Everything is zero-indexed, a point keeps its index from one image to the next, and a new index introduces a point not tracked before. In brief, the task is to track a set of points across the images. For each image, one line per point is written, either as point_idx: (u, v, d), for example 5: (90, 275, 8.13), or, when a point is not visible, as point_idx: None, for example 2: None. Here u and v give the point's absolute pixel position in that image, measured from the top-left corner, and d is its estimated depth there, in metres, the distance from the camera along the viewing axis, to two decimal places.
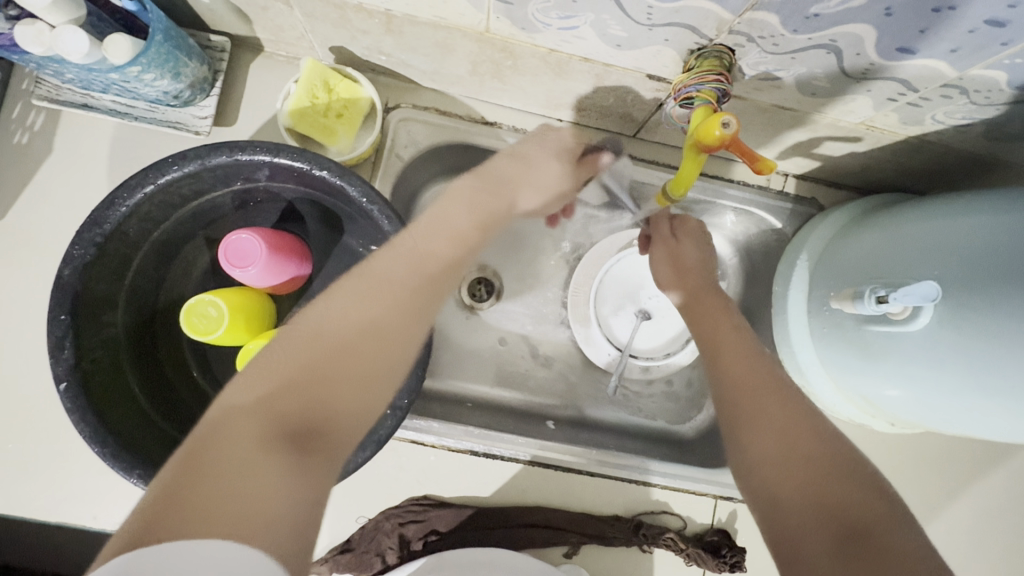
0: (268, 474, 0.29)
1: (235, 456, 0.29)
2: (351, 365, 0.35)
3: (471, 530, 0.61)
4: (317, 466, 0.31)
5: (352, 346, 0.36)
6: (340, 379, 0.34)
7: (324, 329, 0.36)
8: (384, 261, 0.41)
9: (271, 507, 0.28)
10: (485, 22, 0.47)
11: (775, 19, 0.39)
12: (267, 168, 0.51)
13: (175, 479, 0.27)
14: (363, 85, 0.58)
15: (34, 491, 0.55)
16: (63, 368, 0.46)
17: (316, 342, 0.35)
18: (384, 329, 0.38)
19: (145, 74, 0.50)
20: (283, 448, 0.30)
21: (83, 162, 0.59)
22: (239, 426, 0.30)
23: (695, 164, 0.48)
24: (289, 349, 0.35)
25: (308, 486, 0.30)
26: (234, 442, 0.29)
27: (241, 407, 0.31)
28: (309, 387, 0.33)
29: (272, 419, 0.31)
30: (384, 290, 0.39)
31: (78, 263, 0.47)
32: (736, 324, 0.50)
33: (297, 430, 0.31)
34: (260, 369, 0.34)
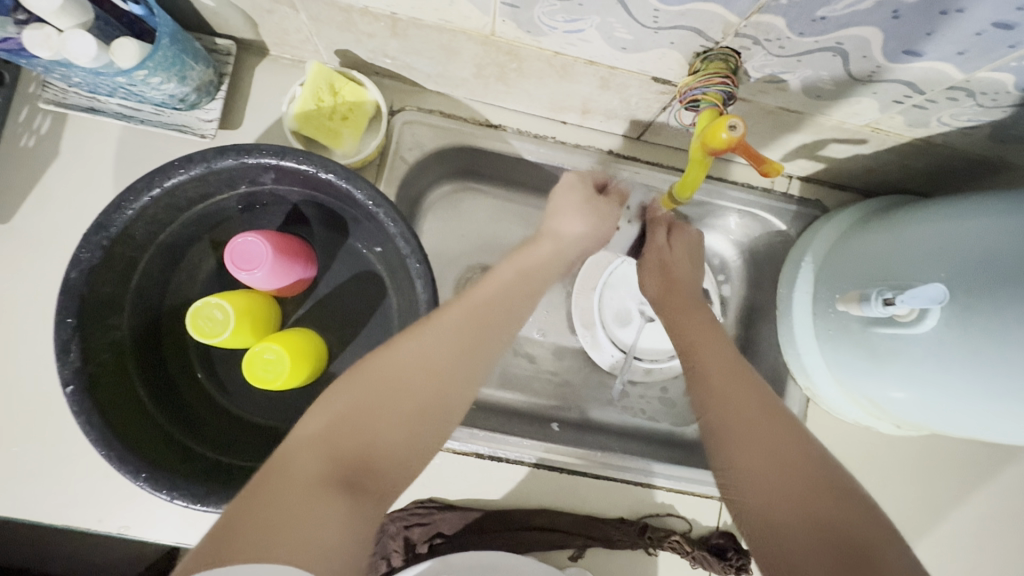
0: (324, 511, 0.32)
1: (296, 492, 0.33)
2: (401, 412, 0.38)
3: (476, 532, 0.61)
4: (364, 508, 0.34)
5: (405, 393, 0.39)
6: (391, 427, 0.38)
7: (378, 376, 0.39)
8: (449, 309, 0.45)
9: (324, 542, 0.31)
10: (490, 25, 0.47)
11: (781, 22, 0.39)
12: (272, 171, 0.51)
13: (245, 506, 0.32)
14: (368, 88, 0.58)
15: (40, 494, 0.55)
16: (69, 371, 0.46)
17: (372, 388, 0.39)
18: (437, 380, 0.40)
19: (152, 77, 0.50)
20: (337, 488, 0.34)
21: (89, 165, 0.59)
22: (300, 464, 0.34)
23: (701, 167, 0.48)
24: (347, 392, 0.38)
25: (356, 525, 0.33)
26: (295, 476, 0.33)
27: (303, 447, 0.35)
28: (363, 431, 0.37)
29: (328, 455, 0.35)
30: (438, 342, 0.42)
31: (84, 267, 0.47)
32: (723, 341, 0.53)
33: (349, 470, 0.35)
34: (321, 411, 0.38)
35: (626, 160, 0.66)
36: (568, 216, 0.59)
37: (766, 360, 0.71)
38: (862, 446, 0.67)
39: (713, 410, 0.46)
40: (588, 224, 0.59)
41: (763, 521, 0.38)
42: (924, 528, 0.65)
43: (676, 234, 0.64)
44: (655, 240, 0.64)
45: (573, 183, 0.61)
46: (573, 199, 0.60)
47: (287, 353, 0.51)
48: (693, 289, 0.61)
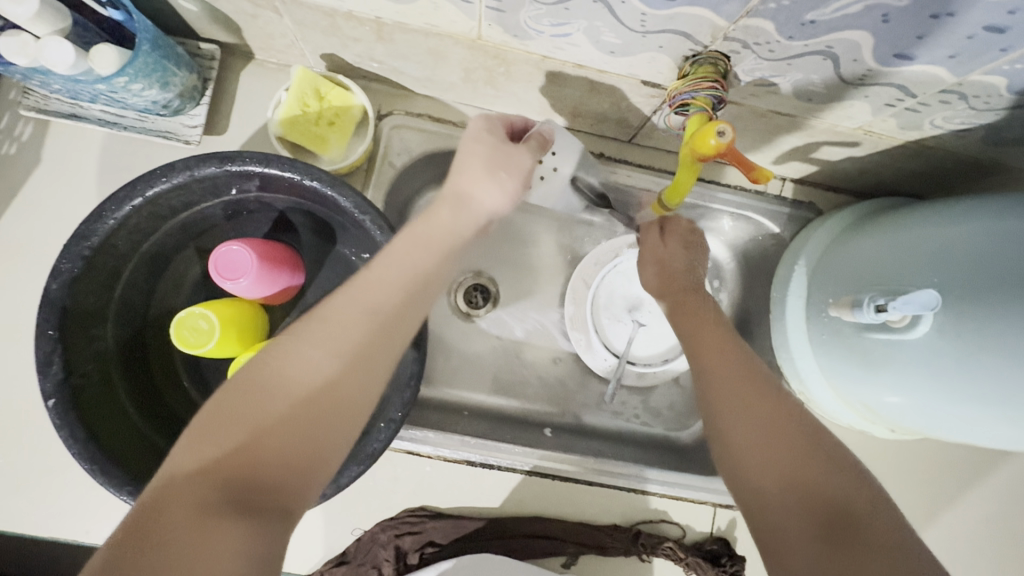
0: (214, 541, 0.30)
1: (172, 528, 0.30)
2: (294, 426, 0.35)
3: (469, 541, 0.60)
4: (258, 531, 0.32)
5: (291, 406, 0.36)
6: (284, 443, 0.35)
7: (261, 392, 0.36)
8: (341, 301, 0.40)
9: (217, 574, 0.29)
10: (476, 29, 0.47)
11: (770, 26, 0.39)
12: (257, 178, 0.50)
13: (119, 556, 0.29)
14: (354, 93, 0.57)
15: (24, 506, 0.55)
16: (51, 385, 0.45)
17: (247, 408, 0.35)
18: (329, 383, 0.37)
19: (133, 84, 0.49)
20: (220, 516, 0.31)
21: (72, 173, 0.59)
22: (178, 499, 0.31)
23: (690, 172, 0.47)
24: (227, 415, 0.35)
25: (251, 550, 0.31)
26: (171, 516, 0.31)
27: (179, 481, 0.32)
28: (248, 454, 0.34)
29: (209, 485, 0.32)
30: (327, 343, 0.38)
31: (66, 278, 0.46)
32: (717, 317, 0.51)
33: (236, 497, 0.32)
34: (198, 440, 0.34)
35: (617, 164, 0.66)
36: (478, 175, 0.49)
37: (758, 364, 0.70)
38: (857, 449, 0.67)
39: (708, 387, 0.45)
40: (498, 182, 0.49)
41: (754, 494, 0.39)
42: (918, 531, 0.65)
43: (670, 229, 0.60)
44: (649, 238, 0.60)
45: (479, 132, 0.50)
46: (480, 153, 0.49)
47: None
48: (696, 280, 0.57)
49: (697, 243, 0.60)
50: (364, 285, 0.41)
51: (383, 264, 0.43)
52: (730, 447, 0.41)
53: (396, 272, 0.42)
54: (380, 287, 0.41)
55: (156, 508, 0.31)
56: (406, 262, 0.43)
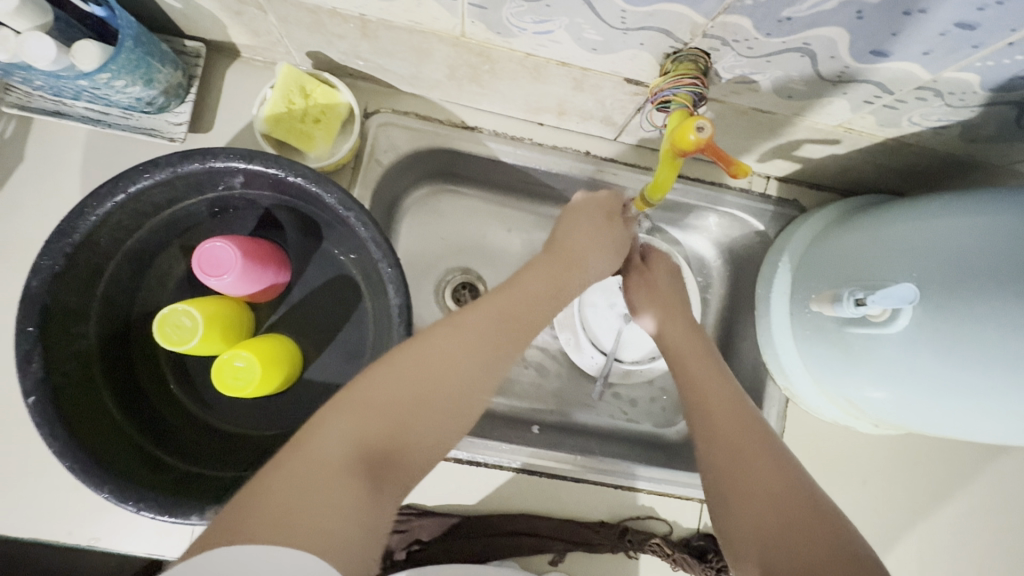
0: (353, 497, 0.32)
1: (321, 473, 0.32)
2: (436, 411, 0.38)
3: (455, 539, 0.60)
4: (386, 496, 0.34)
5: (439, 389, 0.39)
6: (425, 422, 0.38)
7: (414, 366, 0.39)
8: (490, 306, 0.44)
9: (339, 532, 0.31)
10: (460, 26, 0.47)
11: (747, 23, 0.39)
12: (241, 175, 0.50)
13: (267, 488, 0.31)
14: (340, 91, 0.57)
15: (6, 508, 0.54)
16: (30, 382, 0.45)
17: (406, 379, 0.38)
18: (470, 382, 0.40)
19: (116, 80, 0.49)
20: (362, 472, 0.33)
21: (56, 170, 0.58)
22: (324, 448, 0.33)
23: (671, 168, 0.48)
24: (381, 378, 0.38)
25: (378, 512, 0.33)
26: (321, 460, 0.33)
27: (331, 428, 0.35)
28: (397, 421, 0.36)
29: (359, 441, 0.34)
30: (476, 344, 0.41)
31: (46, 275, 0.46)
32: (720, 373, 0.51)
33: (376, 458, 0.35)
34: (355, 394, 0.37)
35: (604, 161, 0.65)
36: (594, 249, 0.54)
37: (745, 360, 0.71)
38: (843, 444, 0.68)
39: (709, 460, 0.44)
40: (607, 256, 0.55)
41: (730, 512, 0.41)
42: (904, 526, 0.65)
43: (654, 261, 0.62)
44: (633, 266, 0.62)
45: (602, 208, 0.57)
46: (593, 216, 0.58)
47: (256, 360, 0.50)
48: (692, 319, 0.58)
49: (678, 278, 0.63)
50: (509, 296, 0.45)
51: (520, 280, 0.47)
52: (729, 517, 0.40)
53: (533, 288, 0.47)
54: (519, 304, 0.45)
55: (302, 452, 0.33)
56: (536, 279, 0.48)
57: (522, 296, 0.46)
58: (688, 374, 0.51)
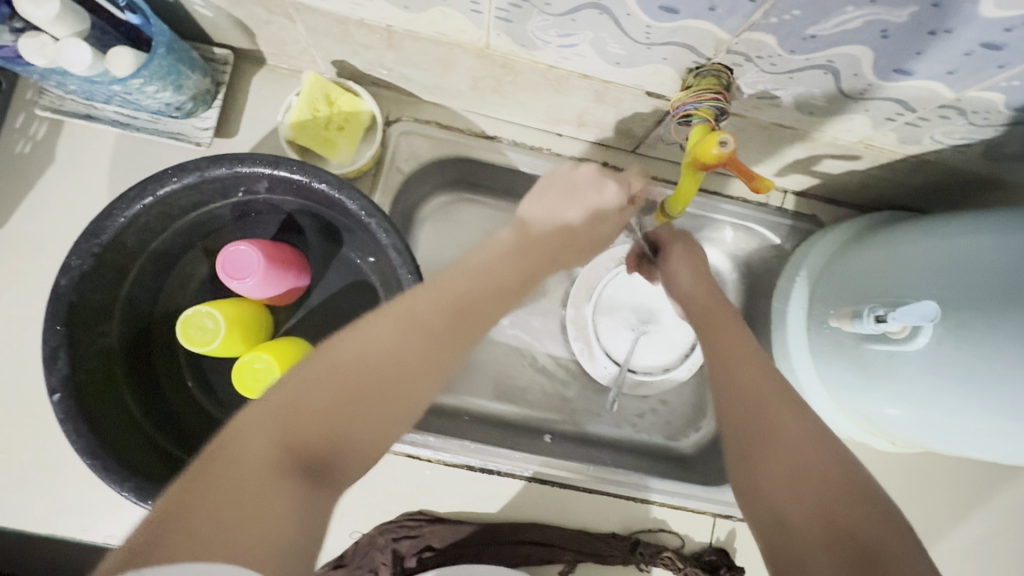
0: (279, 502, 0.29)
1: (241, 479, 0.29)
2: (373, 405, 0.35)
3: (466, 546, 0.60)
4: (317, 500, 0.31)
5: (375, 381, 0.35)
6: (361, 414, 0.34)
7: (344, 358, 0.35)
8: (430, 290, 0.41)
9: (266, 537, 0.28)
10: (485, 38, 0.48)
11: (772, 39, 0.40)
12: (266, 180, 0.51)
13: (182, 498, 0.28)
14: (364, 99, 0.58)
15: (25, 502, 0.55)
16: (56, 380, 0.45)
17: (338, 370, 0.35)
18: (410, 371, 0.36)
19: (148, 86, 0.51)
20: (287, 476, 0.30)
21: (85, 171, 0.60)
22: (247, 449, 0.30)
23: (693, 181, 0.48)
24: (306, 375, 0.35)
25: (309, 517, 0.30)
26: (243, 462, 0.30)
27: (255, 428, 0.31)
28: (328, 420, 0.33)
29: (287, 440, 0.32)
30: (412, 331, 0.38)
31: (74, 274, 0.47)
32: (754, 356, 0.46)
33: (308, 456, 0.32)
34: (280, 395, 0.34)
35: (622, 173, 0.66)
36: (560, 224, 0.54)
37: None
38: None
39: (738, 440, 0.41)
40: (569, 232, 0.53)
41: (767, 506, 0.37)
42: None
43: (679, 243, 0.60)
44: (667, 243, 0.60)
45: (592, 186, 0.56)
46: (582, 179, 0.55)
47: (276, 362, 0.51)
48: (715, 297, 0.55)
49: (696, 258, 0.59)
50: (455, 281, 0.42)
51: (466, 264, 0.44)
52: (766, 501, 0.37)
53: (482, 271, 0.44)
54: (466, 289, 0.42)
55: (224, 457, 0.30)
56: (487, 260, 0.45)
57: (473, 279, 0.43)
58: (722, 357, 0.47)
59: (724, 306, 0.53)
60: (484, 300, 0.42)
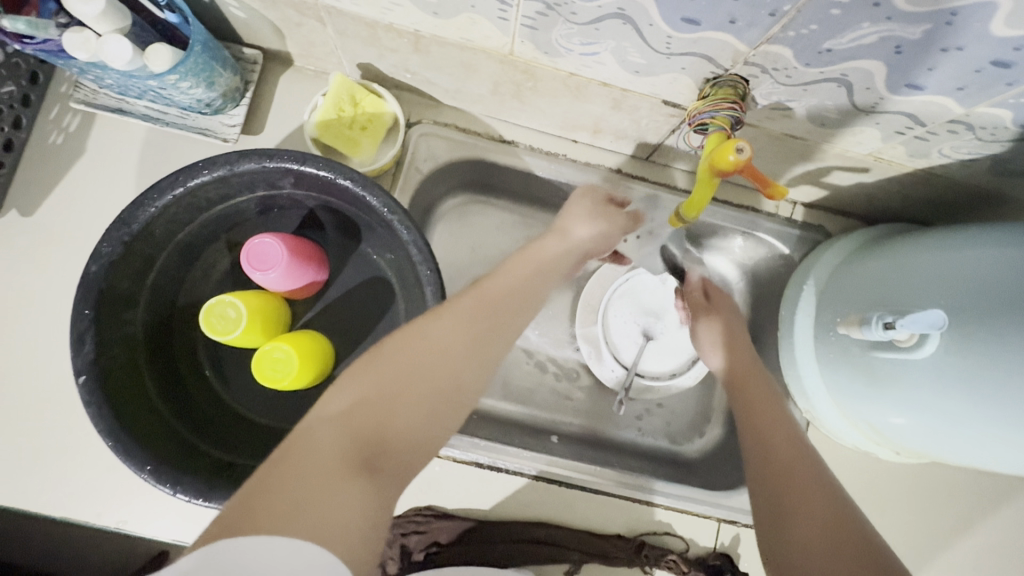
0: (354, 490, 0.31)
1: (317, 468, 0.31)
2: (422, 403, 0.38)
3: (472, 543, 0.60)
4: (384, 491, 0.33)
5: (427, 380, 0.38)
6: (415, 410, 0.37)
7: (396, 361, 0.38)
8: (467, 296, 0.44)
9: (341, 525, 0.30)
10: (509, 45, 0.50)
11: (788, 52, 0.41)
12: (293, 176, 0.53)
13: (261, 490, 0.30)
14: (387, 101, 0.60)
15: (41, 485, 0.56)
16: (82, 362, 0.46)
17: (390, 373, 0.38)
18: (454, 371, 0.40)
19: (182, 82, 0.53)
20: (357, 466, 0.33)
21: (114, 164, 0.61)
22: (316, 446, 0.33)
23: (707, 187, 0.49)
24: (363, 380, 0.37)
25: (377, 507, 0.32)
26: (315, 457, 0.32)
27: (322, 427, 0.34)
28: (387, 416, 0.36)
29: (351, 437, 0.34)
30: (454, 333, 0.41)
31: (105, 261, 0.48)
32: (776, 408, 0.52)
33: (370, 452, 0.34)
34: (341, 395, 0.36)
35: (635, 180, 0.67)
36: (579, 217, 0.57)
37: None
38: (861, 470, 0.67)
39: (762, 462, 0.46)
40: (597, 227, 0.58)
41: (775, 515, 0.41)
42: (922, 558, 0.65)
43: (716, 299, 0.67)
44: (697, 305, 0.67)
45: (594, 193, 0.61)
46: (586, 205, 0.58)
47: (296, 353, 0.52)
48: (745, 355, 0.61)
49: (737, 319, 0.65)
50: (488, 288, 0.46)
51: (498, 275, 0.48)
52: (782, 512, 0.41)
53: (512, 281, 0.47)
54: (497, 297, 0.45)
55: (294, 453, 0.32)
56: (515, 272, 0.49)
57: (503, 286, 0.47)
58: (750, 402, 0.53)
59: (755, 370, 0.58)
60: (514, 307, 0.46)
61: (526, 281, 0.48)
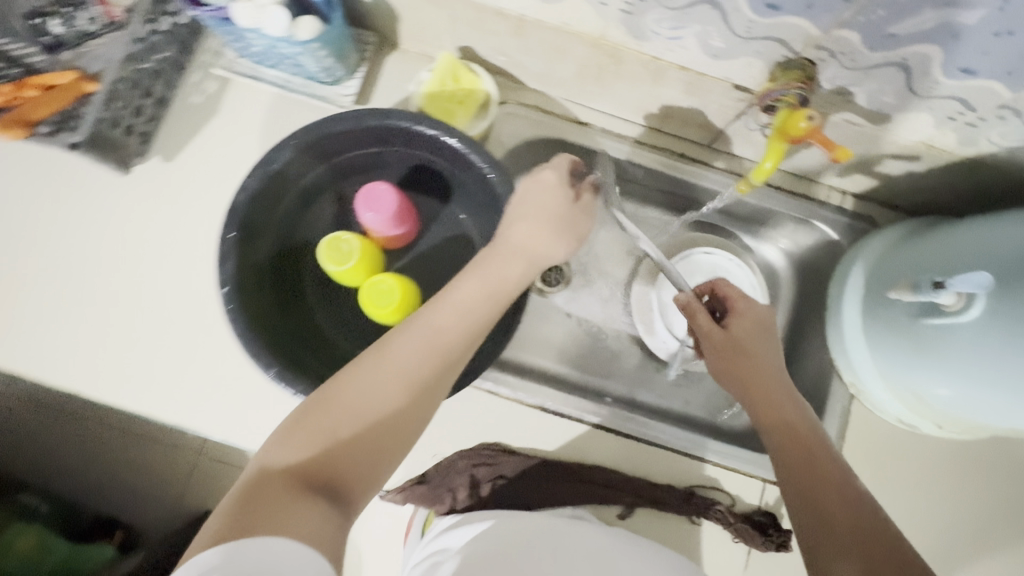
0: (304, 516, 0.38)
1: (272, 497, 0.38)
2: (362, 435, 0.43)
3: (536, 479, 0.66)
4: (333, 513, 0.39)
5: (365, 412, 0.44)
6: (356, 440, 0.43)
7: (337, 398, 0.44)
8: (405, 329, 0.48)
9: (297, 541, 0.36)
10: (604, 29, 0.57)
11: (856, 37, 0.48)
12: (405, 134, 0.61)
13: (225, 515, 0.37)
14: (482, 79, 0.68)
15: (164, 394, 0.64)
16: (227, 275, 0.55)
17: (332, 407, 0.43)
18: (392, 403, 0.44)
19: (320, 49, 0.62)
20: (306, 493, 0.39)
21: (242, 124, 0.71)
22: (266, 479, 0.39)
23: (776, 156, 0.56)
24: (307, 418, 0.43)
25: (327, 523, 0.38)
26: (267, 487, 0.39)
27: (273, 462, 0.41)
28: (333, 447, 0.42)
29: (298, 468, 0.40)
30: (387, 370, 0.45)
31: (250, 192, 0.57)
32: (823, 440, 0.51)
33: (318, 479, 0.40)
34: (283, 442, 0.42)
35: (697, 165, 0.74)
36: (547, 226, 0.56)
37: (811, 360, 0.76)
38: (902, 446, 0.71)
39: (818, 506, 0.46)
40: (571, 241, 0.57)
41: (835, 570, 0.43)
42: (958, 533, 0.68)
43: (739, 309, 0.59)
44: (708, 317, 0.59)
45: (561, 169, 0.59)
46: (549, 207, 0.56)
47: (398, 285, 0.61)
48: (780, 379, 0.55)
49: (768, 327, 0.59)
50: (429, 317, 0.48)
51: (442, 302, 0.50)
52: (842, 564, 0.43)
53: (459, 307, 0.49)
54: (435, 324, 0.48)
55: (252, 485, 0.39)
56: (462, 297, 0.50)
57: (445, 313, 0.49)
58: (782, 433, 0.51)
59: (781, 385, 0.55)
60: (457, 335, 0.48)
61: (474, 303, 0.50)
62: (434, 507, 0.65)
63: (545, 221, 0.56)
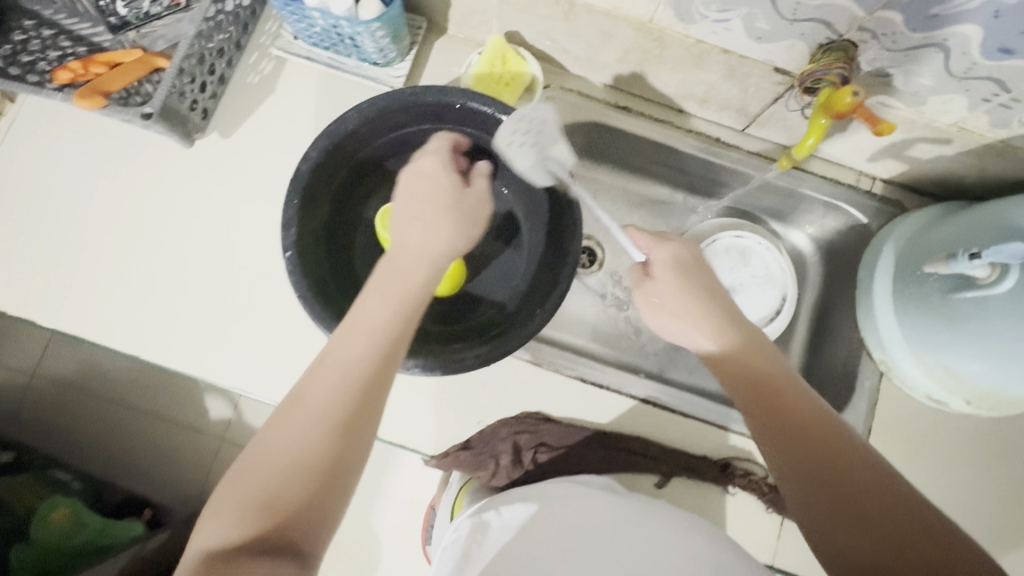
0: None
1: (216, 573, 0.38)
2: (293, 484, 0.41)
3: (576, 448, 0.68)
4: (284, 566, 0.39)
5: (292, 461, 0.42)
6: (291, 492, 0.41)
7: (261, 461, 0.42)
8: (312, 370, 0.46)
9: None
10: (652, 12, 0.60)
11: (899, 18, 0.51)
12: (459, 111, 0.63)
13: None
14: (529, 63, 0.71)
15: (223, 357, 0.67)
16: (290, 240, 0.57)
17: (260, 464, 0.42)
18: (313, 446, 0.42)
19: (379, 31, 0.64)
20: (255, 554, 0.39)
21: (297, 103, 0.74)
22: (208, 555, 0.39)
23: (818, 131, 0.60)
24: (232, 489, 0.42)
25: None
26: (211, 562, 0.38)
27: (208, 540, 0.40)
28: (267, 503, 0.41)
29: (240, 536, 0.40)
30: (300, 416, 0.43)
31: (313, 162, 0.59)
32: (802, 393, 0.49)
33: (263, 539, 0.39)
34: (211, 524, 0.40)
35: (732, 149, 0.77)
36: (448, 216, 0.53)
37: (840, 340, 0.78)
38: (929, 424, 0.73)
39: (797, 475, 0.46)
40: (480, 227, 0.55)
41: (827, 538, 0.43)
42: (985, 508, 0.70)
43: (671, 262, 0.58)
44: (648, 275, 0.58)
45: (437, 154, 0.58)
46: (437, 196, 0.54)
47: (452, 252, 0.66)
48: (734, 325, 0.54)
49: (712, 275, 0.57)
50: (334, 350, 0.46)
51: (342, 333, 0.47)
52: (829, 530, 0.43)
53: (362, 329, 0.46)
54: (340, 354, 0.45)
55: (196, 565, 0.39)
56: (362, 320, 0.47)
57: (345, 346, 0.46)
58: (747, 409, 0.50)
59: (740, 334, 0.53)
60: (368, 358, 0.45)
61: (382, 320, 0.47)
62: (477, 472, 0.67)
63: (436, 215, 0.53)
